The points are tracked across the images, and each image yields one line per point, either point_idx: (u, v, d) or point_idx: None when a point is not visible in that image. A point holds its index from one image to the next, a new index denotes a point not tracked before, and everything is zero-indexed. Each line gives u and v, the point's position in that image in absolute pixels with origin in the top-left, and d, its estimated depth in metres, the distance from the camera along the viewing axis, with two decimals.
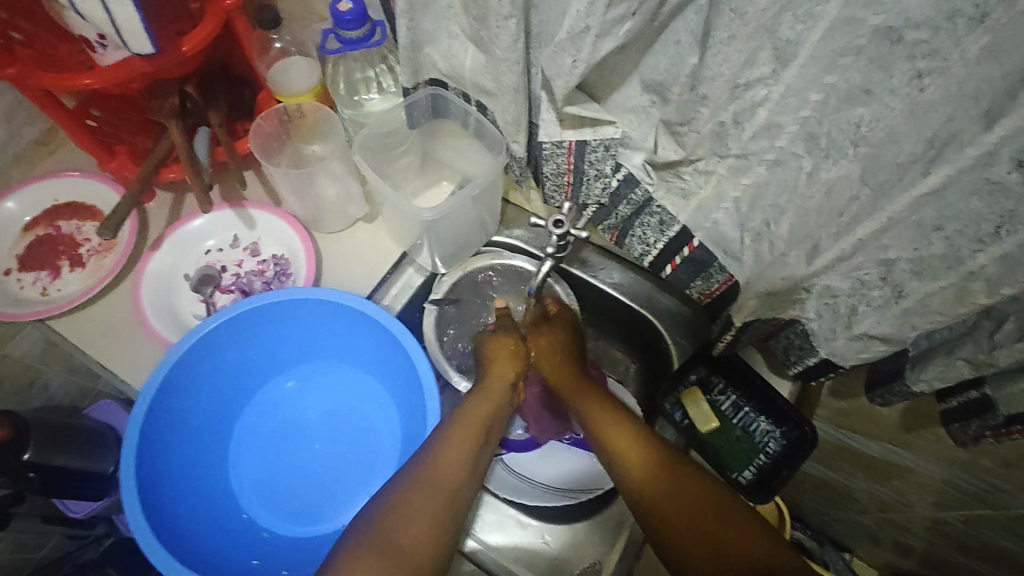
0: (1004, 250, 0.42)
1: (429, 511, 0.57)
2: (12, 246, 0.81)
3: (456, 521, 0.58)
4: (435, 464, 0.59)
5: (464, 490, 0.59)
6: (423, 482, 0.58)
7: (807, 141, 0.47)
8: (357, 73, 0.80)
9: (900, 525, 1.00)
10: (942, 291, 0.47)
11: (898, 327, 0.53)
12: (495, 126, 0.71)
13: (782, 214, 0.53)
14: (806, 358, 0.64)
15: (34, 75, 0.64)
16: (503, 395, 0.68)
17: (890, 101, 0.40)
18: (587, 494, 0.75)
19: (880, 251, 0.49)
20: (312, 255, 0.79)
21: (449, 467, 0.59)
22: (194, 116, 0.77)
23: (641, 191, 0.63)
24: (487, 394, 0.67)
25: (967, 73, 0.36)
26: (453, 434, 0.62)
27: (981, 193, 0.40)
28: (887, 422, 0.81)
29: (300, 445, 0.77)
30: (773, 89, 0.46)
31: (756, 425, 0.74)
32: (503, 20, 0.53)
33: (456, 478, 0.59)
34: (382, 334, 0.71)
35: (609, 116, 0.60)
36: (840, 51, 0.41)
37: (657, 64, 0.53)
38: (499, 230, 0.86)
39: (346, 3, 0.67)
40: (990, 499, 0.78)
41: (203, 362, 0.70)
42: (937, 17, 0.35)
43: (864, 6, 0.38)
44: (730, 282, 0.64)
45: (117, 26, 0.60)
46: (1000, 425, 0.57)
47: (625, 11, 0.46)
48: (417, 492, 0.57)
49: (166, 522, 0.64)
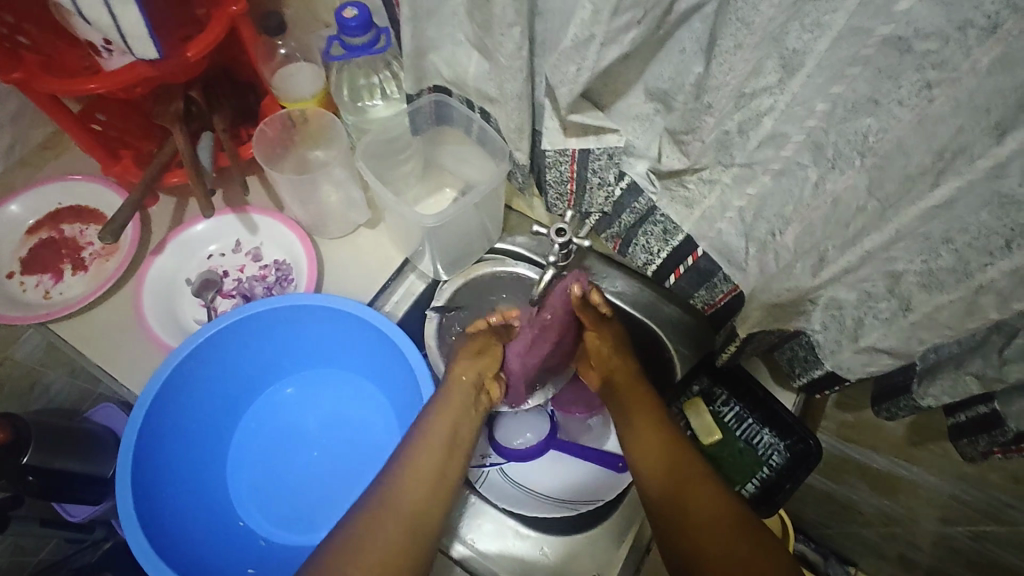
0: (1014, 264, 0.41)
1: (397, 537, 0.59)
2: (15, 249, 0.82)
3: (423, 537, 0.60)
4: (404, 483, 0.62)
5: (431, 508, 0.62)
6: (389, 505, 0.61)
7: (813, 151, 0.47)
8: (360, 79, 0.79)
9: (905, 540, 0.99)
10: (951, 305, 0.46)
11: (906, 341, 0.52)
12: (498, 134, 0.71)
13: (788, 224, 0.52)
14: (811, 370, 0.64)
15: (41, 79, 0.64)
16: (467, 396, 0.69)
17: (899, 112, 0.40)
18: (586, 505, 0.73)
19: (887, 263, 0.48)
20: (313, 261, 0.79)
21: (416, 486, 0.62)
22: (199, 120, 0.77)
23: (644, 200, 0.62)
24: (452, 401, 0.67)
25: (978, 84, 0.35)
26: (420, 450, 0.64)
27: (992, 205, 0.39)
28: (893, 435, 0.80)
29: (298, 453, 0.76)
30: (779, 99, 0.46)
31: (760, 438, 0.73)
32: (507, 28, 0.52)
33: (424, 500, 0.62)
34: (382, 340, 0.71)
35: (612, 124, 0.58)
36: (848, 60, 0.40)
37: (661, 72, 0.52)
38: (501, 237, 0.85)
39: (352, 9, 0.67)
40: (999, 516, 0.77)
41: (201, 369, 0.70)
42: (947, 27, 0.35)
43: (871, 16, 0.37)
44: (735, 292, 0.63)
45: (121, 30, 0.60)
46: (1009, 441, 0.56)
47: (629, 19, 0.45)
48: (383, 517, 0.60)
49: (161, 529, 0.63)
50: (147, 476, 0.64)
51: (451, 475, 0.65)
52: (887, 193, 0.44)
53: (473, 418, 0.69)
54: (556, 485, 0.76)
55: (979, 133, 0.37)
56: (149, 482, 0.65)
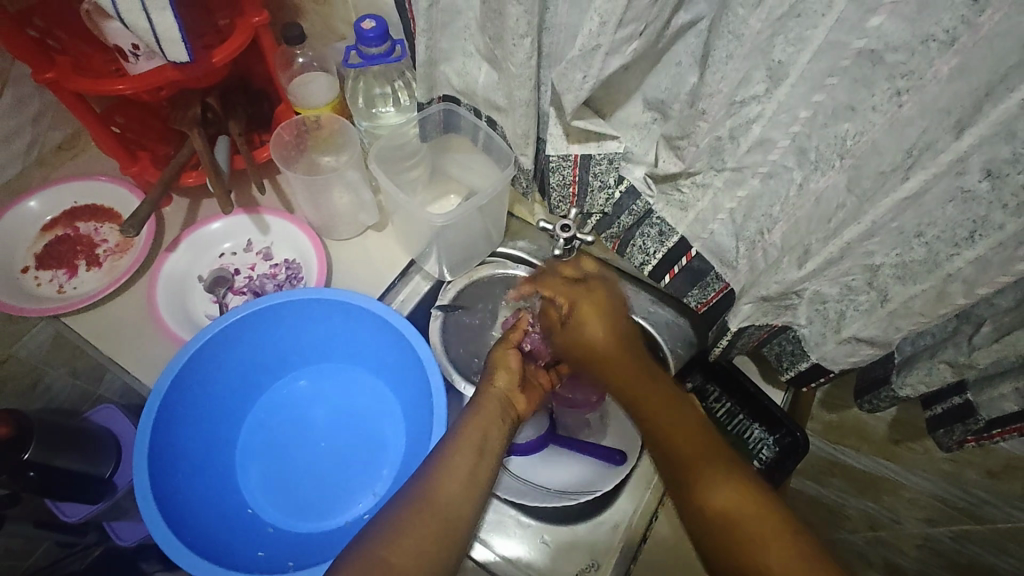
0: (977, 252, 0.45)
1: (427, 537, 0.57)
2: (31, 245, 0.84)
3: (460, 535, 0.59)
4: (439, 484, 0.60)
5: (453, 530, 0.58)
6: (424, 505, 0.58)
7: (798, 154, 0.51)
8: (376, 88, 0.84)
9: (891, 545, 1.02)
10: (923, 293, 0.51)
11: (883, 329, 0.56)
12: (503, 141, 0.76)
13: (775, 223, 0.57)
14: (798, 364, 0.68)
15: (71, 80, 0.68)
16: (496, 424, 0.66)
17: (873, 117, 0.44)
18: (586, 495, 0.75)
19: (865, 257, 0.53)
20: (323, 260, 0.82)
21: (462, 459, 0.62)
22: (214, 126, 0.82)
23: (642, 203, 0.67)
24: (482, 414, 0.66)
25: (940, 90, 0.40)
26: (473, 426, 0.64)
27: (955, 200, 0.44)
28: (876, 434, 0.84)
29: (306, 441, 0.78)
30: (766, 107, 0.50)
31: (750, 433, 0.76)
32: (519, 38, 0.57)
33: (458, 500, 0.60)
34: (390, 333, 0.73)
35: (613, 131, 0.64)
36: (827, 71, 0.45)
37: (659, 83, 0.58)
38: (503, 242, 0.90)
39: (369, 21, 0.71)
40: (977, 513, 0.82)
41: (216, 356, 0.72)
42: (913, 41, 0.39)
43: (848, 31, 0.42)
44: (725, 291, 0.68)
45: (156, 34, 0.63)
46: (983, 428, 0.61)
47: (632, 31, 0.50)
48: (417, 519, 0.57)
49: (177, 512, 0.64)
50: (161, 457, 0.66)
51: (484, 477, 0.62)
52: (864, 189, 0.48)
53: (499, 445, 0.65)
54: (554, 478, 0.78)
55: (942, 131, 0.41)
56: (163, 464, 0.66)
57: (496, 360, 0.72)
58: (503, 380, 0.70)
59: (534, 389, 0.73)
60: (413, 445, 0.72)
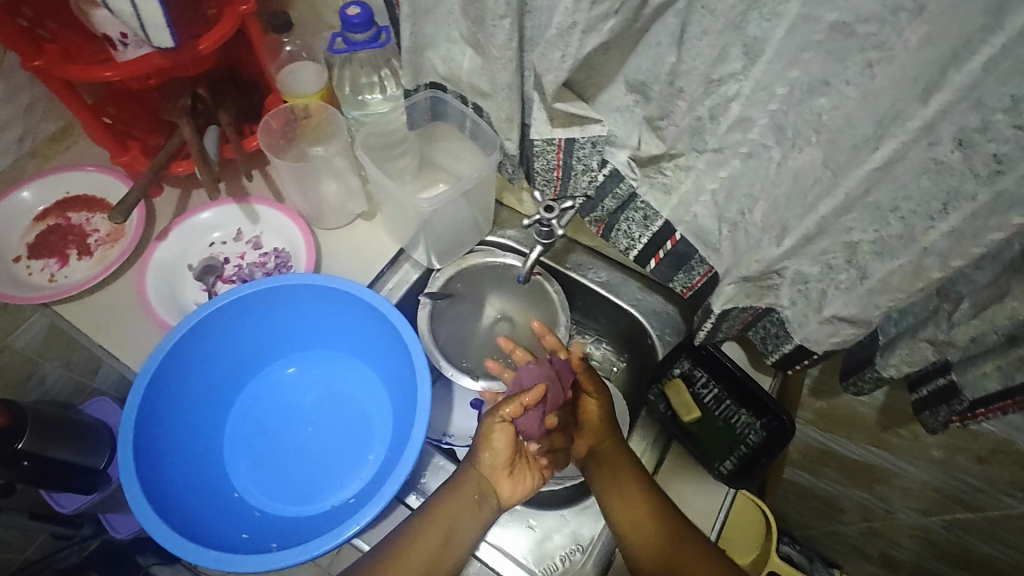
0: (951, 225, 0.45)
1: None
2: (24, 234, 0.85)
3: None
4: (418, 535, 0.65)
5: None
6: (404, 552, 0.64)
7: (775, 132, 0.52)
8: (363, 77, 0.84)
9: (886, 536, 1.02)
10: (901, 269, 0.51)
11: (864, 308, 0.56)
12: (490, 127, 0.76)
13: (755, 203, 0.57)
14: (783, 345, 0.68)
15: (59, 67, 0.68)
16: (471, 499, 0.67)
17: (846, 90, 0.44)
18: (572, 479, 0.77)
19: (844, 233, 0.53)
20: (312, 247, 0.83)
21: (431, 536, 0.65)
22: (204, 116, 0.82)
23: (626, 185, 0.67)
24: (460, 491, 0.67)
25: (910, 59, 0.40)
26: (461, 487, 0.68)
27: (929, 171, 0.44)
28: (866, 422, 0.83)
29: (295, 427, 0.78)
30: (743, 85, 0.50)
31: (737, 417, 0.77)
32: (498, 20, 0.57)
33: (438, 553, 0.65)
34: (374, 315, 0.74)
35: (595, 114, 0.63)
36: (801, 46, 0.45)
37: (640, 64, 0.56)
38: (492, 230, 0.90)
39: (354, 7, 0.72)
40: (969, 501, 0.81)
41: (201, 344, 0.72)
42: (883, 11, 0.39)
43: (819, 4, 0.42)
44: (709, 273, 0.70)
45: (141, 19, 0.64)
46: (966, 409, 0.59)
47: (607, 9, 0.50)
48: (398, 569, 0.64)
49: (166, 498, 0.65)
50: (146, 442, 0.66)
51: (462, 532, 0.67)
52: (839, 163, 0.48)
53: (475, 513, 0.68)
54: None
55: (911, 100, 0.41)
56: (150, 449, 0.66)
57: (485, 429, 0.68)
58: (488, 454, 0.68)
59: (525, 468, 0.70)
60: (399, 429, 0.73)
